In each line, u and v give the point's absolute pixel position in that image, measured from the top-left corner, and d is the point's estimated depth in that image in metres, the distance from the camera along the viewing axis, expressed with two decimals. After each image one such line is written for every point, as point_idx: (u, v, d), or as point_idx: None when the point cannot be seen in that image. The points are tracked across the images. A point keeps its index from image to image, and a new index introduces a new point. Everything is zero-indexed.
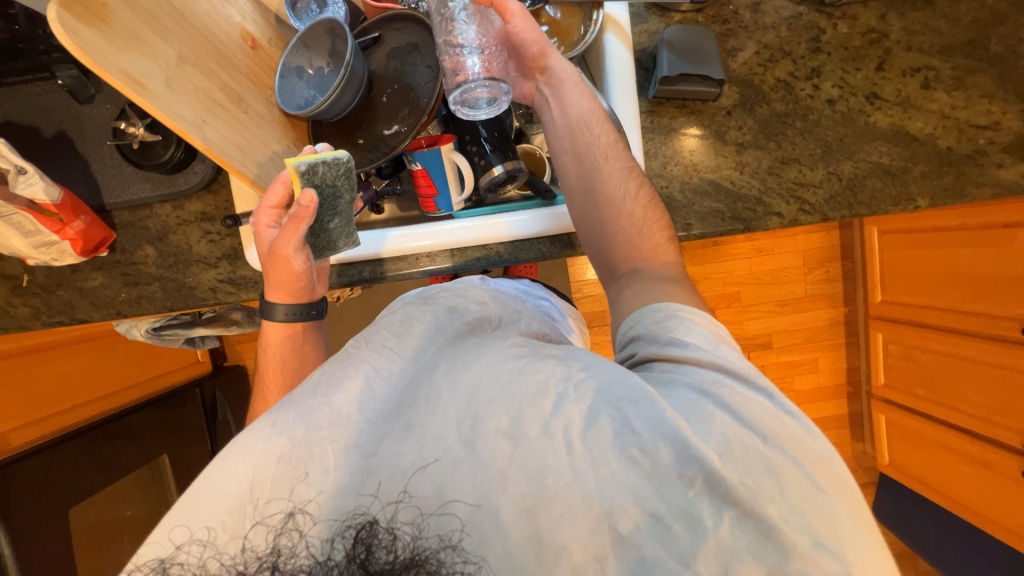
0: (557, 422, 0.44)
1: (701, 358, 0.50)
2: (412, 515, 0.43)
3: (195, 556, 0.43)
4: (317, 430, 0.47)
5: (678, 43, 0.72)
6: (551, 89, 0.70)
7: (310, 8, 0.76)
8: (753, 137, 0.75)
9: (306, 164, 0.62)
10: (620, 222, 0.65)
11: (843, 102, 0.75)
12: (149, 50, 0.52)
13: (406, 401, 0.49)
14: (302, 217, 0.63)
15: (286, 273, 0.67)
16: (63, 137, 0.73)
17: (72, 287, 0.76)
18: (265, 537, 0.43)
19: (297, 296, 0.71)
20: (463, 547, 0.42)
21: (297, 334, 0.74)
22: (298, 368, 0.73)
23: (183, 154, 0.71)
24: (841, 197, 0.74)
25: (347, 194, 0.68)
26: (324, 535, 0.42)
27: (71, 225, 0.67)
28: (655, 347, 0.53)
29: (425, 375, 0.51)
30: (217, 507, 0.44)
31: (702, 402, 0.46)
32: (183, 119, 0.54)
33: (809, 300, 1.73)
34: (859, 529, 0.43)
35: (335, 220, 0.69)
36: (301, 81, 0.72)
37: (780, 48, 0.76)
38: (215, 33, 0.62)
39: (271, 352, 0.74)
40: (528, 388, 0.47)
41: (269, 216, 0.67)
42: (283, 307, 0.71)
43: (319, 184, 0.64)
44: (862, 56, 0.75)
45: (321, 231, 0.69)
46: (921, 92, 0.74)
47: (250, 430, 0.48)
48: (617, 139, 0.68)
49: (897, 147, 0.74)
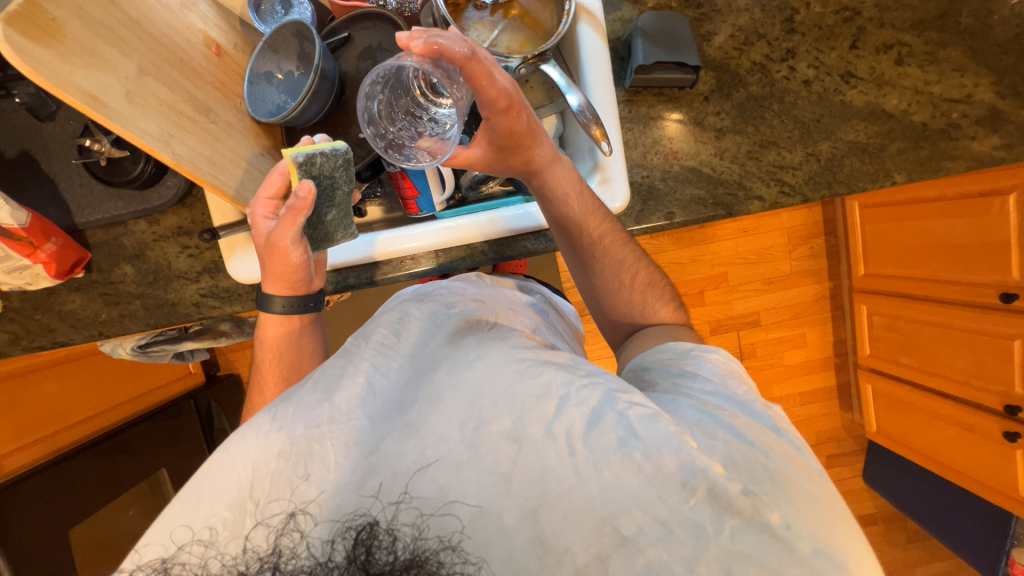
0: (559, 424, 0.45)
1: (709, 385, 0.54)
2: (412, 516, 0.43)
3: (196, 556, 0.43)
4: (316, 427, 0.47)
5: (652, 30, 0.71)
6: (540, 192, 0.67)
7: (275, 10, 0.74)
8: (731, 122, 0.75)
9: (304, 155, 0.61)
10: (620, 307, 0.71)
11: (819, 82, 0.75)
12: (108, 65, 0.50)
13: (406, 399, 0.50)
14: (300, 210, 0.61)
15: (283, 265, 0.65)
16: (27, 157, 0.70)
17: (50, 310, 0.74)
18: (265, 536, 0.43)
19: (295, 288, 0.70)
20: (463, 547, 0.42)
21: (295, 329, 0.73)
22: (294, 364, 0.73)
23: (154, 168, 0.69)
24: (819, 177, 0.75)
25: (344, 186, 0.68)
26: (324, 536, 0.42)
27: (43, 248, 0.65)
28: (667, 375, 0.57)
29: (424, 375, 0.51)
30: (216, 505, 0.44)
31: (711, 425, 0.48)
32: (147, 135, 0.52)
33: (795, 277, 1.75)
34: (856, 538, 0.45)
35: (333, 211, 0.68)
36: (272, 86, 0.71)
37: (754, 29, 0.75)
38: (176, 41, 0.60)
39: (266, 347, 0.73)
40: (531, 390, 0.47)
41: (266, 207, 0.65)
42: (280, 299, 0.70)
43: (316, 175, 0.63)
44: (836, 35, 0.75)
45: (320, 223, 0.68)
46: (895, 69, 0.75)
47: (250, 425, 0.48)
48: (610, 228, 0.68)
49: (872, 125, 0.75)
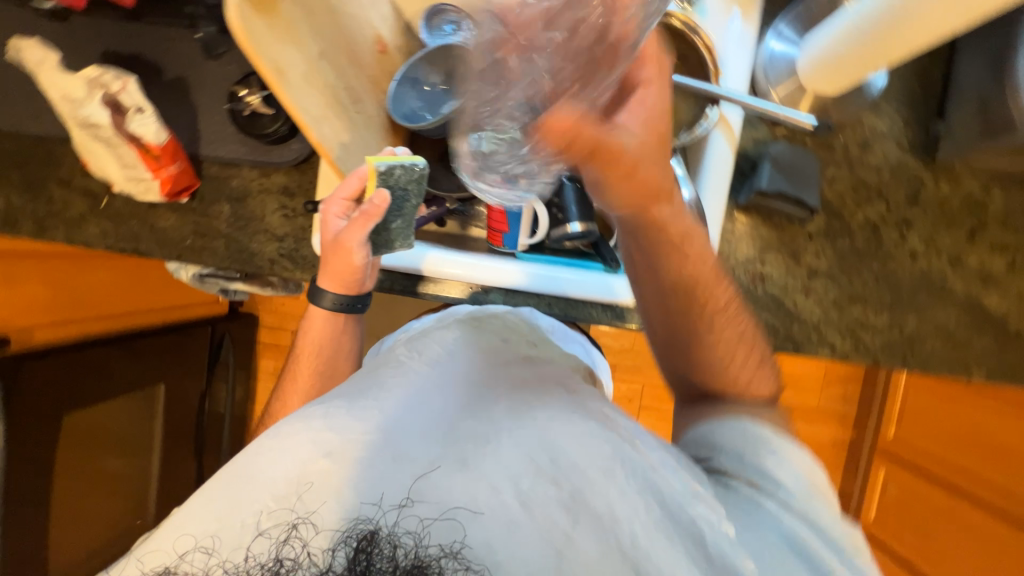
0: (601, 499, 0.46)
1: (785, 510, 0.49)
2: (413, 524, 0.43)
3: (198, 563, 0.43)
4: (357, 424, 0.49)
5: (784, 162, 0.72)
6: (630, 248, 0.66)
7: (444, 28, 0.76)
8: (828, 266, 0.75)
9: (386, 165, 0.61)
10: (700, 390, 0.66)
11: (924, 258, 0.75)
12: (299, 43, 0.54)
13: (455, 429, 0.49)
14: (371, 215, 0.62)
15: (343, 264, 0.67)
16: (181, 84, 0.76)
17: (145, 221, 0.78)
18: (266, 546, 0.43)
19: (348, 287, 0.71)
20: (463, 555, 0.42)
21: (339, 322, 0.74)
22: (331, 359, 0.75)
23: (286, 131, 0.73)
24: (896, 348, 0.75)
25: (415, 200, 0.66)
26: (325, 545, 0.42)
27: (166, 168, 0.69)
28: (738, 467, 0.53)
29: (478, 406, 0.52)
30: (222, 515, 0.44)
31: (789, 558, 0.46)
32: (307, 113, 0.56)
33: (819, 414, 1.71)
34: None
35: (398, 220, 0.66)
36: (414, 91, 0.74)
37: (877, 189, 0.75)
38: (354, 35, 0.65)
39: (309, 337, 0.75)
40: (590, 457, 0.48)
41: (339, 206, 0.66)
42: (330, 296, 0.71)
43: (392, 186, 0.63)
44: (956, 220, 0.74)
45: (383, 230, 0.67)
46: (1004, 271, 0.74)
47: (301, 418, 0.51)
48: (721, 310, 0.64)
49: (965, 315, 0.74)
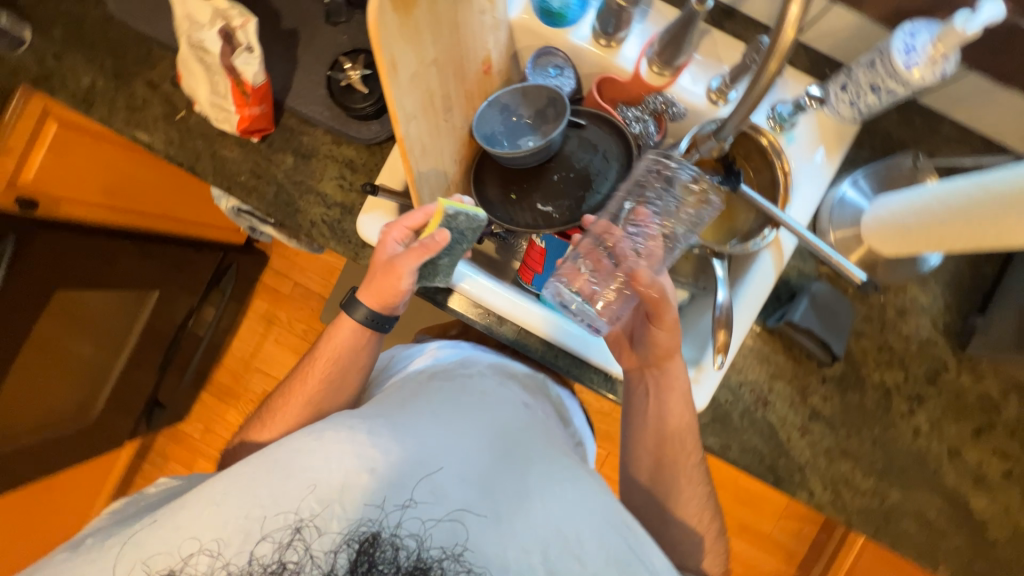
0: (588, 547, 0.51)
1: None
2: (415, 526, 0.49)
3: (206, 564, 0.48)
4: (377, 442, 0.53)
5: (820, 300, 0.73)
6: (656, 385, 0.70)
7: (548, 69, 0.79)
8: (831, 414, 0.75)
9: (454, 210, 0.62)
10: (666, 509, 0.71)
11: (926, 439, 0.75)
12: (417, 46, 0.57)
13: (465, 471, 0.54)
14: (429, 251, 0.62)
15: (388, 286, 0.66)
16: (293, 36, 0.79)
17: (210, 145, 0.80)
18: (271, 550, 0.48)
19: (382, 307, 0.69)
20: (465, 558, 0.48)
21: (364, 338, 0.72)
22: (347, 373, 0.71)
23: (371, 112, 0.76)
24: (871, 515, 0.74)
25: (466, 242, 0.68)
26: (329, 546, 0.48)
27: (251, 108, 0.72)
28: None
29: (490, 453, 0.56)
30: (229, 520, 0.49)
31: None
32: (402, 109, 0.58)
33: (768, 542, 1.68)
34: None
35: (446, 258, 0.68)
36: (500, 118, 0.78)
37: (900, 357, 0.76)
38: (467, 52, 0.68)
39: (331, 343, 0.72)
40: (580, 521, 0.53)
41: (399, 233, 0.65)
42: (364, 309, 0.70)
43: (453, 229, 0.64)
44: (966, 413, 0.74)
45: (429, 263, 0.69)
46: (998, 478, 0.73)
47: (330, 424, 0.56)
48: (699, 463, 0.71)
49: (947, 508, 0.74)
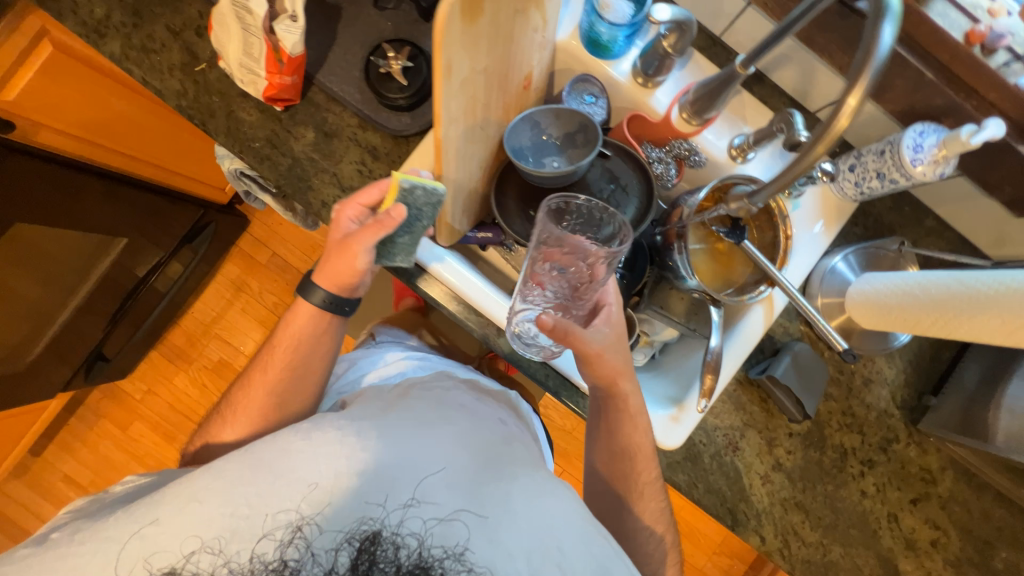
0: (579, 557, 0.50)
1: None
2: (417, 524, 0.49)
3: (207, 563, 0.47)
4: (368, 440, 0.54)
5: (801, 360, 0.78)
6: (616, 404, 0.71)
7: (584, 96, 0.80)
8: (791, 467, 0.80)
9: (409, 183, 0.60)
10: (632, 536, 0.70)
11: (870, 501, 0.80)
12: (474, 54, 0.57)
13: (456, 471, 0.54)
14: (383, 226, 0.60)
15: (345, 266, 0.64)
16: (335, 12, 0.77)
17: (227, 104, 0.77)
18: (272, 547, 0.48)
19: (339, 288, 0.66)
20: (466, 558, 0.47)
21: (322, 323, 0.69)
22: (302, 361, 0.68)
23: (404, 104, 0.74)
24: (812, 565, 0.79)
25: (426, 220, 0.65)
26: (329, 544, 0.48)
27: (281, 76, 0.70)
28: None
29: (480, 457, 0.56)
30: (222, 519, 0.48)
31: None
32: (446, 112, 0.58)
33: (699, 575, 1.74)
34: None
35: (404, 236, 0.66)
36: (530, 133, 0.78)
37: (860, 423, 0.82)
38: (514, 66, 0.68)
39: (288, 329, 0.69)
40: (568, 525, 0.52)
41: (354, 210, 0.64)
42: (321, 293, 0.67)
43: (410, 204, 0.62)
44: (908, 482, 0.81)
45: (389, 242, 0.67)
46: (926, 544, 0.80)
47: (318, 425, 0.55)
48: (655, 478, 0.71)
49: (878, 566, 0.80)
